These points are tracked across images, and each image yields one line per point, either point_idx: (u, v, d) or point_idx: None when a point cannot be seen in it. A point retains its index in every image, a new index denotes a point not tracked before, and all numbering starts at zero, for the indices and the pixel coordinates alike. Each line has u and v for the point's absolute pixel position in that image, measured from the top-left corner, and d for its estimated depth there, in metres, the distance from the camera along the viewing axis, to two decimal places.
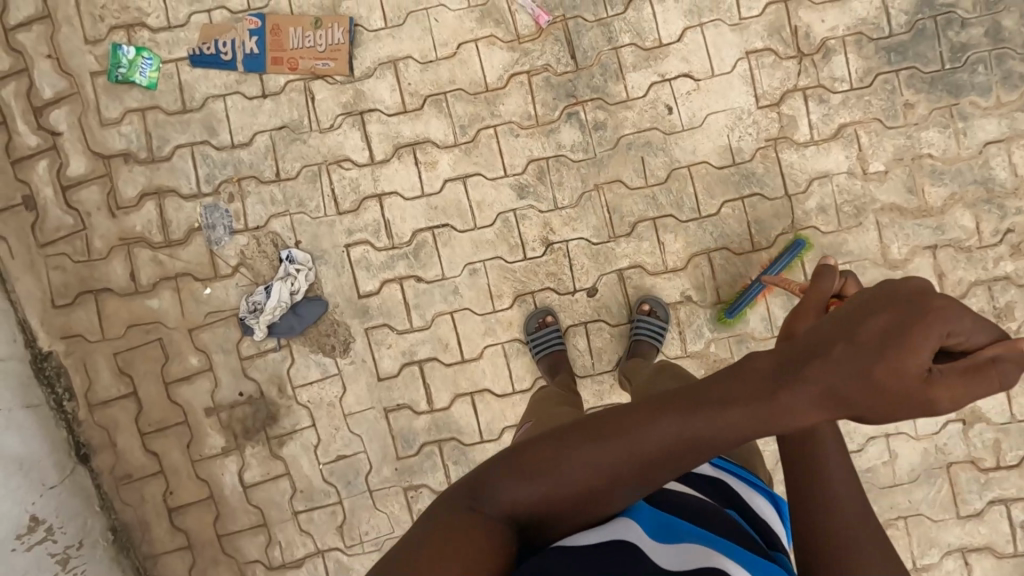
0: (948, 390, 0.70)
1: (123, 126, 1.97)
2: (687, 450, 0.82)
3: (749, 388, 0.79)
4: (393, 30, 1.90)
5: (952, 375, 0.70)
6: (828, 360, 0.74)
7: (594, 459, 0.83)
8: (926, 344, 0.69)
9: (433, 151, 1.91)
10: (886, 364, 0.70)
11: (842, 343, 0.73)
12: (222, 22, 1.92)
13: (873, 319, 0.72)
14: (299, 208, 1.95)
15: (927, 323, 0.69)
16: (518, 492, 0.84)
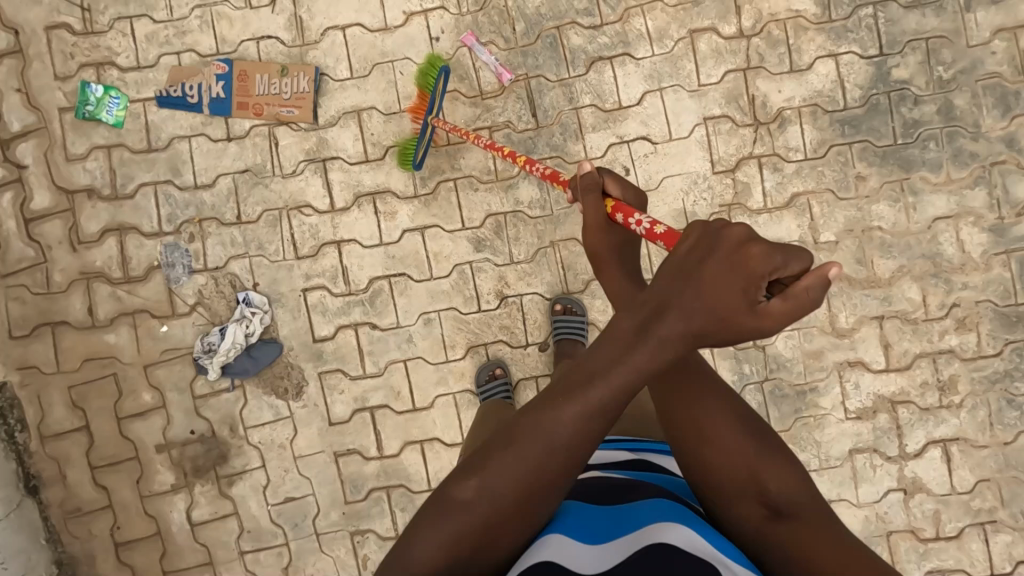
0: (774, 313, 0.81)
1: (88, 162, 1.99)
2: (588, 430, 0.87)
3: (615, 350, 0.88)
4: (358, 81, 1.93)
5: (777, 302, 0.81)
6: (672, 306, 0.86)
7: (505, 470, 0.89)
8: (750, 278, 0.81)
9: (392, 201, 1.94)
10: (712, 298, 0.84)
11: (684, 290, 0.86)
12: (190, 65, 1.95)
13: (707, 264, 0.85)
14: (258, 250, 1.97)
15: (749, 260, 0.82)
16: (453, 526, 0.88)
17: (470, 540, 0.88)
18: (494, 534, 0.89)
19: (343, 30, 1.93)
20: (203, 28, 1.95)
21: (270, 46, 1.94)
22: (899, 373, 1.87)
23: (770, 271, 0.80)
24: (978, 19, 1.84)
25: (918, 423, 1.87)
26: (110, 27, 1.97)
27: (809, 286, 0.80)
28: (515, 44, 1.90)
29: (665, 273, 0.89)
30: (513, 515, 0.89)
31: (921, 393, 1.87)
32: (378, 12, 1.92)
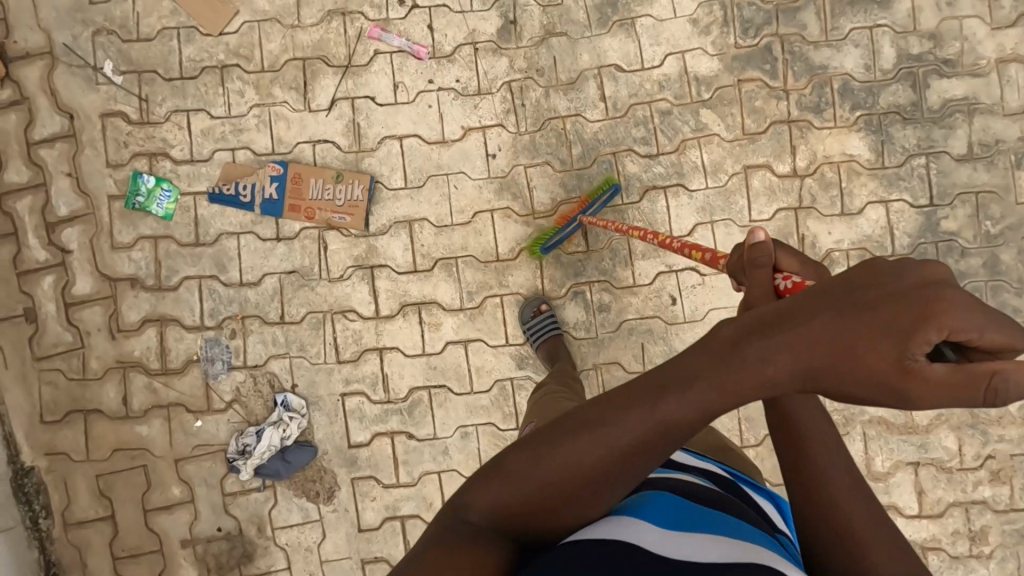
0: (937, 382, 0.65)
1: (134, 252, 1.98)
2: (655, 444, 0.76)
3: (709, 366, 0.74)
4: (412, 191, 1.93)
5: (944, 368, 0.65)
6: (788, 330, 0.70)
7: (572, 460, 0.78)
8: (930, 333, 0.64)
9: (438, 313, 1.94)
10: (869, 345, 0.67)
11: (811, 313, 0.70)
12: (245, 164, 1.95)
13: (869, 293, 0.68)
14: (299, 352, 1.96)
15: (941, 310, 0.63)
16: (503, 496, 0.81)
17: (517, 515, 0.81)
18: (542, 519, 0.81)
19: (400, 140, 1.93)
20: (260, 127, 1.95)
21: (325, 149, 1.94)
22: (931, 520, 1.88)
23: (947, 333, 0.64)
24: None
25: (948, 570, 1.88)
26: (166, 119, 1.96)
27: (1016, 371, 0.63)
28: (571, 167, 1.91)
29: (796, 296, 0.73)
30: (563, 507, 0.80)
31: (953, 541, 1.88)
32: (437, 124, 1.93)
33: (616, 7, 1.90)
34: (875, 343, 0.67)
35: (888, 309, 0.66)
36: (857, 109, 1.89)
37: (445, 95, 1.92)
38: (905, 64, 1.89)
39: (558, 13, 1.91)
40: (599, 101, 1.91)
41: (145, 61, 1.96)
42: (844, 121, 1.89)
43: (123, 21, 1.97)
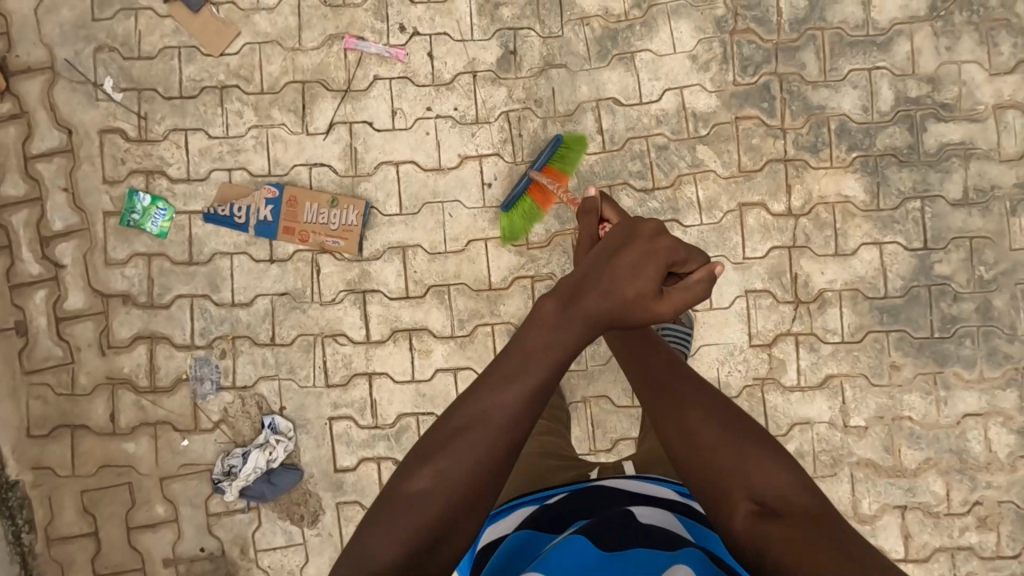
0: (671, 300, 1.06)
1: (127, 268, 1.98)
2: (535, 401, 0.96)
3: (542, 330, 1.00)
4: (407, 217, 1.93)
5: (675, 294, 1.06)
6: (597, 290, 1.04)
7: (472, 450, 0.92)
8: (654, 265, 1.05)
9: (428, 340, 1.94)
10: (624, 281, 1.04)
11: (603, 276, 1.05)
12: (241, 185, 1.96)
13: (617, 255, 1.07)
14: (288, 374, 1.96)
15: (651, 251, 1.07)
16: (411, 514, 0.88)
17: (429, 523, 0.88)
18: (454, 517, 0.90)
19: (396, 166, 1.94)
20: (257, 148, 1.95)
21: (322, 173, 1.95)
22: (917, 564, 1.87)
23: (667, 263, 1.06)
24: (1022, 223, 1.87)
25: None
26: (164, 137, 1.97)
27: (698, 279, 1.08)
28: (567, 199, 1.92)
29: (585, 269, 1.09)
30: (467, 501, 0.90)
31: None
32: (434, 151, 1.93)
33: (617, 40, 1.91)
34: (629, 274, 1.04)
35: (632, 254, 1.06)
36: (854, 149, 1.89)
37: (443, 122, 1.93)
38: (903, 106, 1.89)
39: (558, 44, 1.91)
40: (597, 134, 1.91)
41: (145, 78, 1.97)
42: (841, 162, 1.89)
43: (126, 38, 1.97)
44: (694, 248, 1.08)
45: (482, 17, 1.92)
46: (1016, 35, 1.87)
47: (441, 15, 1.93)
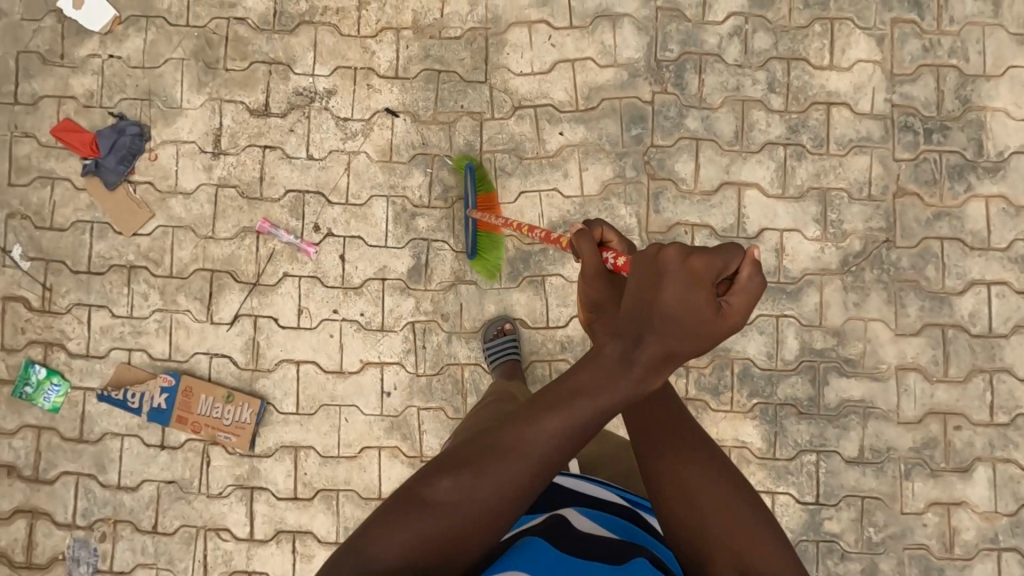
0: (733, 311, 0.86)
1: (16, 439, 1.95)
2: (573, 441, 0.84)
3: (597, 376, 0.85)
4: (302, 417, 1.91)
5: (733, 303, 0.86)
6: (658, 334, 0.85)
7: (486, 480, 0.84)
8: (700, 285, 0.84)
9: (311, 544, 1.91)
10: (672, 309, 0.84)
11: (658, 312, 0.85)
12: (140, 369, 1.93)
13: (664, 279, 0.85)
14: (166, 565, 1.92)
15: (691, 274, 0.84)
16: (411, 529, 0.82)
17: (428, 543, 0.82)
18: (465, 542, 0.84)
19: (297, 365, 1.92)
20: (159, 332, 1.94)
21: (221, 364, 1.93)
22: None
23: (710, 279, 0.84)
24: (915, 488, 1.86)
25: None
26: (67, 311, 1.95)
27: (750, 274, 0.87)
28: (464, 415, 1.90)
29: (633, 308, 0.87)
30: (478, 525, 0.83)
31: None
32: (336, 354, 1.92)
33: (528, 262, 1.91)
34: (686, 306, 0.84)
35: (678, 280, 0.84)
36: (754, 396, 1.89)
37: (348, 326, 1.92)
38: (807, 357, 1.89)
39: (470, 260, 1.91)
40: None
41: (54, 250, 1.95)
42: (740, 407, 1.89)
43: (39, 207, 1.96)
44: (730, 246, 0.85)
45: (398, 226, 1.92)
46: (924, 298, 1.89)
47: (356, 219, 1.92)
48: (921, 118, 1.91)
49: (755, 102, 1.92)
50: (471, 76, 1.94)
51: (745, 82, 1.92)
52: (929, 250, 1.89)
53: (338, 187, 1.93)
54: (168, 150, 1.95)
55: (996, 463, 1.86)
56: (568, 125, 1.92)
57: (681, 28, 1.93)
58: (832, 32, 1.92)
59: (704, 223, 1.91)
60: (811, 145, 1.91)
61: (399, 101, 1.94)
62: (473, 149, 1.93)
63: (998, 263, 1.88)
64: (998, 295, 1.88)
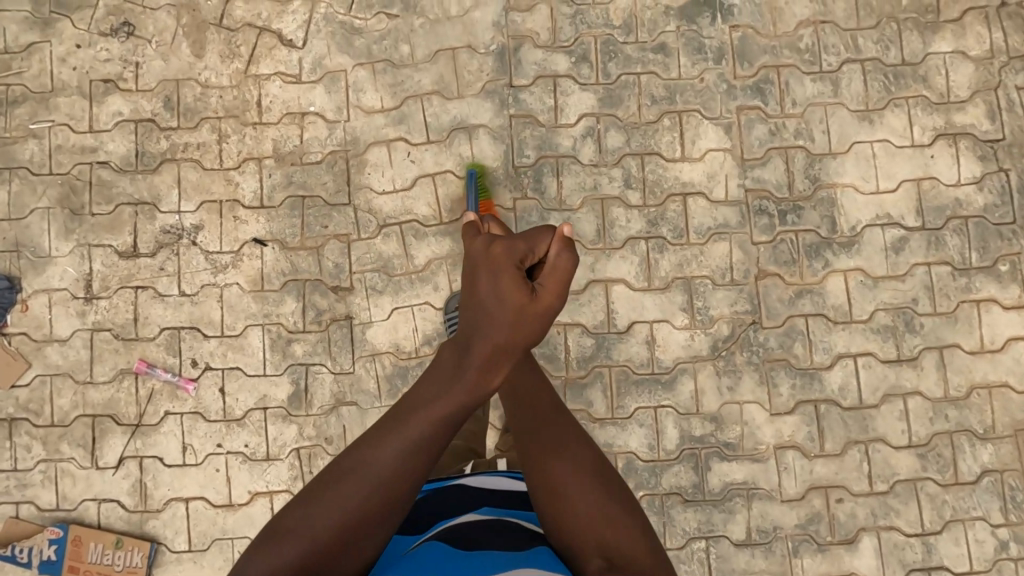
0: (549, 290, 1.02)
1: None
2: (421, 450, 0.97)
3: (437, 385, 1.00)
4: (195, 554, 1.91)
5: (546, 281, 1.02)
6: (484, 330, 0.99)
7: (346, 497, 0.95)
8: (511, 276, 1.00)
9: None
10: (499, 299, 0.99)
11: (500, 289, 1.00)
12: (28, 522, 1.92)
13: (480, 266, 1.02)
14: None
15: (495, 264, 1.01)
16: (281, 558, 0.92)
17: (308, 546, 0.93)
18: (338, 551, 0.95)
19: (185, 502, 1.92)
20: (45, 483, 1.93)
21: (110, 508, 1.92)
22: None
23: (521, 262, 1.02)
24: (805, 564, 1.90)
25: None
26: None
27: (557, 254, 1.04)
28: None
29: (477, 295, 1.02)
30: (353, 532, 0.95)
31: None
32: (223, 488, 1.92)
33: (406, 378, 1.93)
34: (495, 292, 1.00)
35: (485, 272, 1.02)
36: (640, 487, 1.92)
37: (233, 458, 1.92)
38: (688, 445, 1.92)
39: (348, 380, 1.93)
40: None
41: None
42: None
43: None
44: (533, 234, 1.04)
45: (275, 352, 1.94)
46: (795, 375, 1.93)
47: (233, 350, 1.94)
48: (773, 200, 1.96)
49: (613, 199, 1.97)
50: (335, 198, 1.97)
51: (602, 181, 1.97)
52: (795, 328, 1.94)
53: (212, 320, 1.95)
54: (40, 299, 1.96)
55: (880, 532, 1.90)
56: (434, 239, 1.96)
57: (535, 133, 1.98)
58: (681, 124, 1.98)
59: (576, 322, 1.94)
60: (671, 236, 1.96)
61: (266, 230, 1.97)
62: (343, 270, 1.96)
63: (861, 335, 1.93)
64: (865, 366, 1.92)
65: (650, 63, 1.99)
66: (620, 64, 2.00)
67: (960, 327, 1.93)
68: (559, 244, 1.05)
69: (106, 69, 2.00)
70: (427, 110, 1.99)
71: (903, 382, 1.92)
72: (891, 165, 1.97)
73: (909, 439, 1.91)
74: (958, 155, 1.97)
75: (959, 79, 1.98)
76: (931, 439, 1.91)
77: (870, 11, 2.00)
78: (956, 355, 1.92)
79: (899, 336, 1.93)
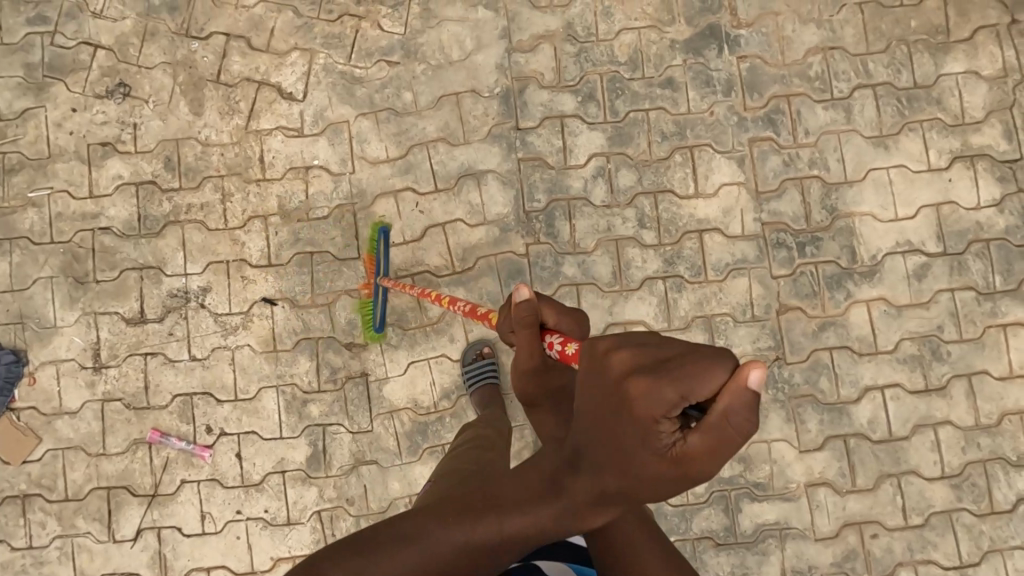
0: (695, 446, 0.82)
1: None
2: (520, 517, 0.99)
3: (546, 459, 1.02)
4: None
5: (695, 441, 0.82)
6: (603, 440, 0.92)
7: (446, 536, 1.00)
8: (649, 412, 0.82)
9: None
10: (632, 428, 0.85)
11: (620, 428, 0.87)
12: None
13: (616, 377, 0.87)
14: None
15: (636, 393, 0.83)
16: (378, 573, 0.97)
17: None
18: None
19: (207, 572, 1.88)
20: (62, 559, 1.88)
21: None
22: None
23: (661, 416, 0.81)
24: None
25: None
26: None
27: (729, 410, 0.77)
28: None
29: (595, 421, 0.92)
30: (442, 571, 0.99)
31: None
32: (245, 555, 1.88)
33: (426, 433, 1.89)
34: (628, 417, 0.85)
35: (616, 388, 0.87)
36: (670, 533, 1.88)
37: (253, 524, 1.88)
38: (717, 487, 1.88)
39: (367, 439, 1.89)
40: None
41: None
42: None
43: None
44: (695, 376, 0.77)
45: (290, 414, 1.90)
46: (822, 411, 1.89)
47: (247, 414, 1.90)
48: (792, 233, 1.92)
49: (628, 240, 1.93)
50: (344, 253, 1.93)
51: (616, 222, 1.93)
52: (820, 362, 1.90)
53: (225, 384, 1.90)
54: (48, 371, 1.91)
55: (917, 567, 1.86)
56: (447, 289, 1.92)
57: (544, 176, 1.94)
58: (693, 160, 1.94)
59: None
60: (689, 275, 1.92)
61: (276, 289, 1.92)
62: (356, 326, 1.91)
63: (888, 366, 1.89)
64: (893, 398, 1.89)
65: (658, 98, 1.96)
66: (628, 101, 1.96)
67: (988, 353, 1.89)
68: (733, 399, 0.76)
69: (104, 132, 1.95)
70: (433, 157, 1.95)
71: (933, 412, 1.88)
72: (909, 190, 1.93)
73: (942, 470, 1.87)
74: (977, 176, 1.93)
75: (974, 99, 1.94)
76: (964, 469, 1.87)
77: (879, 34, 1.96)
78: (986, 382, 1.89)
79: (926, 365, 1.89)
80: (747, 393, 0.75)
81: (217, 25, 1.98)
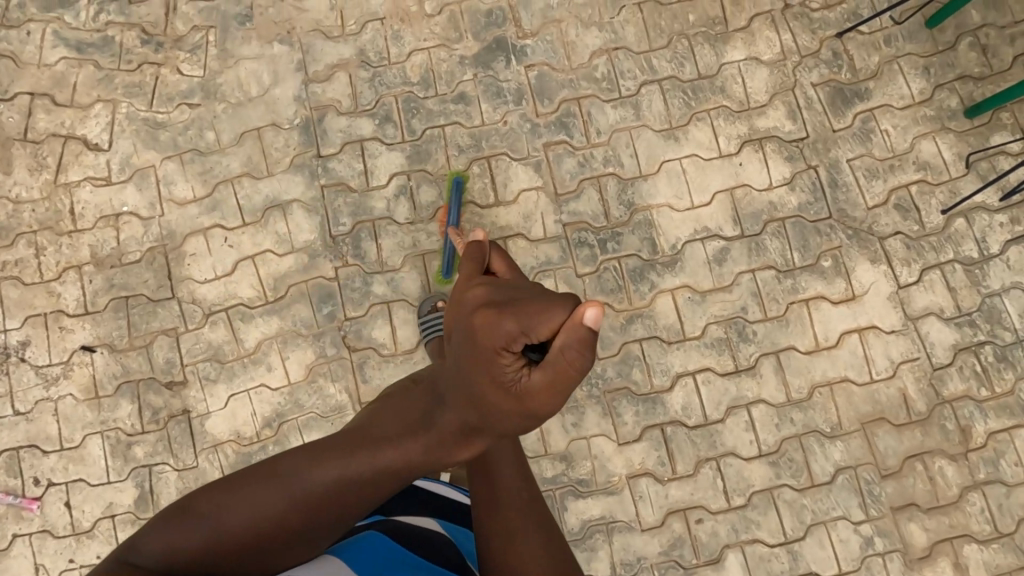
0: (539, 378, 0.97)
1: None
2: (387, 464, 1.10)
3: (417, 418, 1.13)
4: None
5: (538, 375, 0.97)
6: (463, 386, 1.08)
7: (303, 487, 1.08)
8: (505, 353, 0.97)
9: None
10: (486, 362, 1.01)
11: (484, 364, 1.01)
12: None
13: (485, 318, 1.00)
14: None
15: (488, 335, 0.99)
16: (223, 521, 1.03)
17: (227, 541, 1.02)
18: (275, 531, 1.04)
19: None
20: None
21: None
22: None
23: (505, 346, 0.97)
24: None
25: None
26: None
27: (565, 345, 0.91)
28: None
29: (463, 349, 1.06)
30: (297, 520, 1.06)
31: None
32: None
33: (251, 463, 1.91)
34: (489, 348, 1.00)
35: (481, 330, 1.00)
36: None
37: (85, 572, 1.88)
38: (542, 488, 1.90)
39: (193, 475, 1.91)
40: None
41: None
42: None
43: None
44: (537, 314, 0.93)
45: (116, 458, 1.92)
46: (637, 402, 1.92)
47: (74, 462, 1.92)
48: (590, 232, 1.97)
49: (434, 254, 1.97)
50: (158, 294, 1.97)
51: (421, 237, 1.97)
52: (631, 354, 1.93)
53: (50, 435, 1.93)
54: None
55: (744, 547, 1.88)
56: (261, 319, 1.96)
57: (347, 200, 1.99)
58: (490, 170, 1.99)
59: None
60: None
61: (94, 335, 1.96)
62: (174, 365, 1.95)
63: (696, 351, 1.93)
64: (704, 382, 1.92)
65: (452, 113, 2.01)
66: (423, 119, 2.01)
67: (792, 329, 1.93)
68: (572, 335, 0.90)
69: None
70: (239, 193, 1.99)
71: (745, 393, 1.91)
72: (702, 178, 1.98)
73: (759, 449, 1.90)
74: (766, 158, 1.97)
75: (756, 84, 2.00)
76: (780, 446, 1.90)
77: (660, 32, 2.03)
78: (793, 357, 1.92)
79: (733, 347, 1.93)
80: (585, 326, 0.88)
81: (21, 85, 2.04)
